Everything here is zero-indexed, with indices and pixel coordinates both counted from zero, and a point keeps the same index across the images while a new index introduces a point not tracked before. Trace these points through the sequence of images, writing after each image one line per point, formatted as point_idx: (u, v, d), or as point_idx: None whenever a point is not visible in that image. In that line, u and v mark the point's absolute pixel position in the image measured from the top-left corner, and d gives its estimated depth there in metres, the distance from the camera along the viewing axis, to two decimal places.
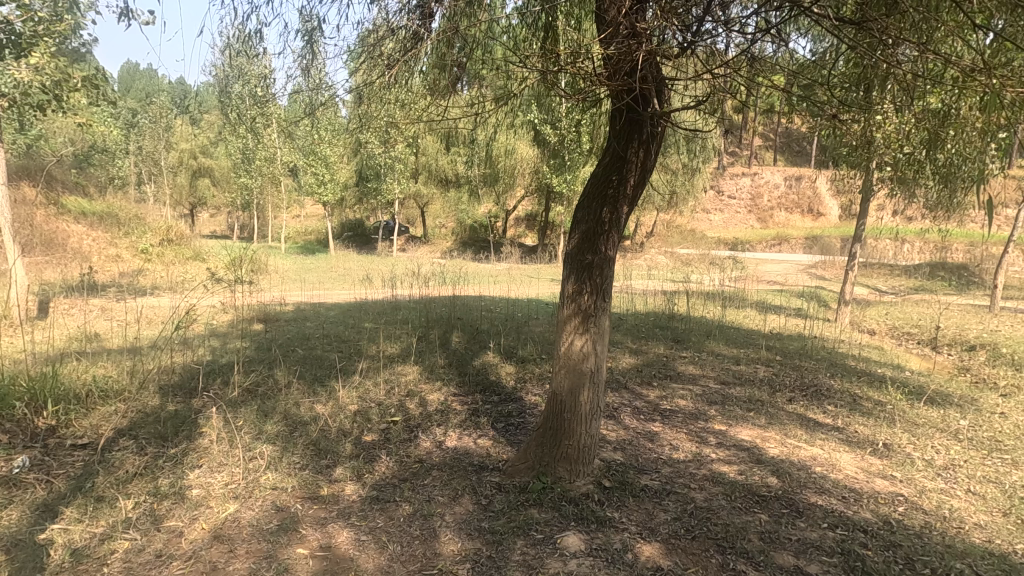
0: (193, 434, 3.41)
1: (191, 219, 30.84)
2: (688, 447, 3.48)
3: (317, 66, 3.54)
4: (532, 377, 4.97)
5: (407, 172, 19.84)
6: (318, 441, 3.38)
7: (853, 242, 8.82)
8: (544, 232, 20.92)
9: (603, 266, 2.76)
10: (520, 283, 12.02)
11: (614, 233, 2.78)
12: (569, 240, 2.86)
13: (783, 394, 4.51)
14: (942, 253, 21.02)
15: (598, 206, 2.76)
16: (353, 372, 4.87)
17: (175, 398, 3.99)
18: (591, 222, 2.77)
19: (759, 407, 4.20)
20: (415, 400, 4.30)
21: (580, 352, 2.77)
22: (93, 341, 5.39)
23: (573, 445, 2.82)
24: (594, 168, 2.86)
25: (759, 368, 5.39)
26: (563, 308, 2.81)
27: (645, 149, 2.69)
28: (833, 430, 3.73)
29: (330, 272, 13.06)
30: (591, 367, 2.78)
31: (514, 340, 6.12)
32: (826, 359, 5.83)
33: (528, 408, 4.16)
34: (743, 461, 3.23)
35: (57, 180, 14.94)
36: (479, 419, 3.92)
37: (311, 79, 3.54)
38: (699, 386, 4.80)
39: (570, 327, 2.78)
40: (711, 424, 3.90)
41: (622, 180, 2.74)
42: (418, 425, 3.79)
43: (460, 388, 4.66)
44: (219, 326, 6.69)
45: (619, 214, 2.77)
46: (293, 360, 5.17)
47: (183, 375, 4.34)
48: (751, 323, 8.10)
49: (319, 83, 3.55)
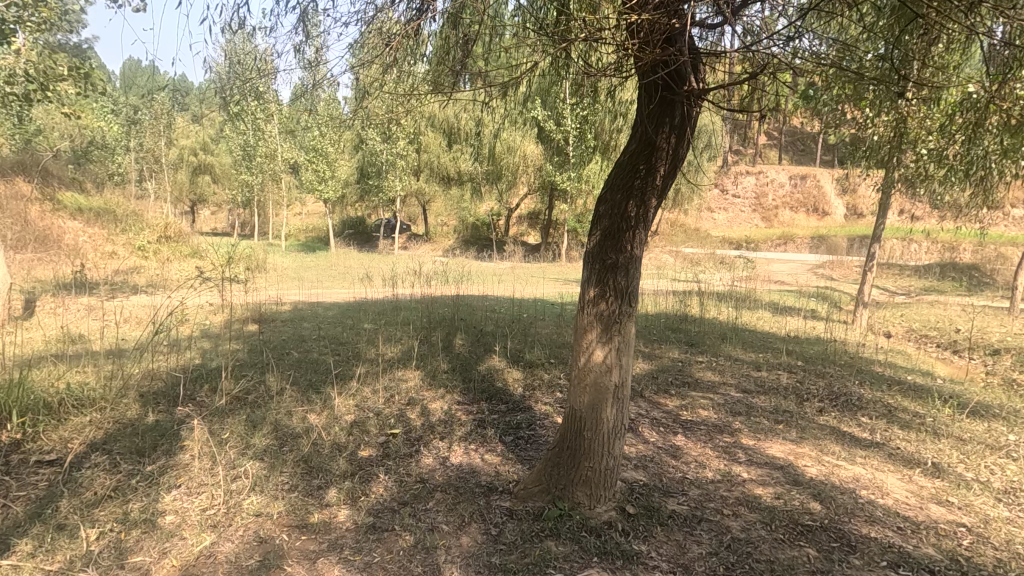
0: (174, 449, 3.11)
1: (193, 216, 30.66)
2: (716, 466, 3.17)
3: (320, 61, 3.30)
4: (541, 384, 4.66)
5: (408, 169, 19.53)
6: (310, 457, 3.08)
7: (871, 242, 8.48)
8: (547, 231, 20.61)
9: (628, 266, 2.45)
10: (524, 282, 11.71)
11: (641, 232, 2.48)
12: (590, 238, 2.56)
13: (811, 404, 4.19)
14: (951, 253, 20.66)
15: (622, 198, 2.45)
16: (350, 377, 4.57)
17: (157, 408, 3.69)
18: (617, 217, 2.45)
19: (789, 419, 3.88)
20: (416, 409, 3.99)
21: (602, 364, 2.45)
22: (76, 344, 5.10)
23: (593, 468, 2.51)
24: (618, 157, 2.54)
25: (782, 375, 5.07)
26: (584, 312, 2.50)
27: (677, 135, 2.38)
28: (873, 445, 3.42)
29: (330, 270, 12.79)
30: (615, 382, 2.46)
31: (521, 344, 5.82)
32: (851, 365, 5.52)
33: (539, 419, 3.86)
34: (778, 482, 2.92)
35: (54, 176, 14.65)
36: (485, 432, 3.61)
37: (313, 75, 3.30)
38: (720, 394, 4.49)
39: (592, 334, 2.46)
40: (738, 438, 3.59)
41: (651, 169, 2.41)
42: (420, 439, 3.48)
43: (464, 395, 4.35)
44: (212, 328, 6.39)
45: (647, 208, 2.46)
46: (288, 365, 4.88)
47: (166, 381, 4.03)
48: (767, 326, 7.79)
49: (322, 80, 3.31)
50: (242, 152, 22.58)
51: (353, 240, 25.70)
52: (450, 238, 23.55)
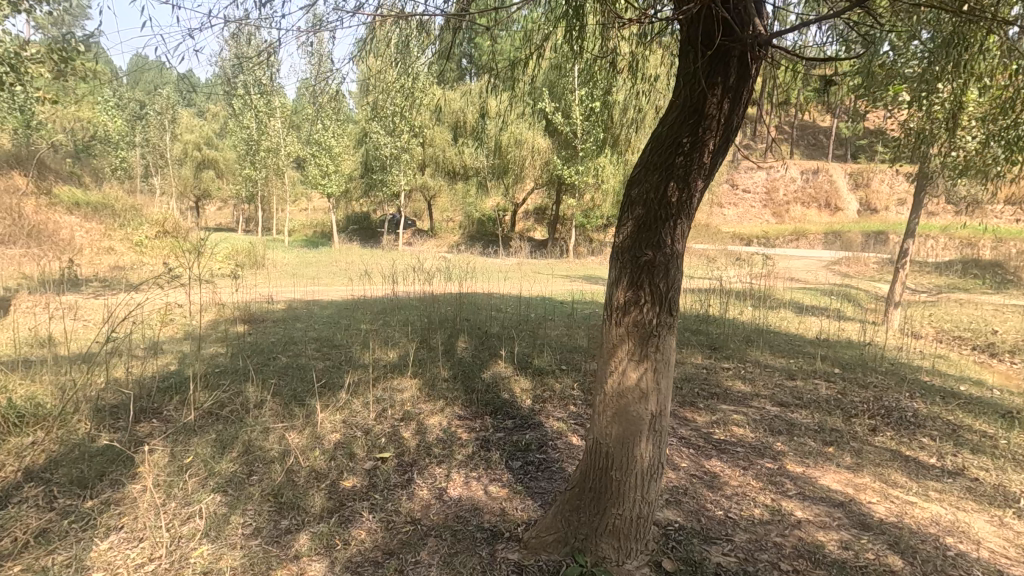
0: (123, 479, 2.67)
1: (197, 212, 30.33)
2: (763, 501, 2.67)
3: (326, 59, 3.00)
4: (552, 395, 4.16)
5: (413, 164, 19.06)
6: (282, 488, 2.62)
7: (904, 237, 7.90)
8: (554, 227, 20.08)
9: (669, 265, 1.95)
10: (531, 280, 11.21)
11: (684, 222, 1.99)
12: (620, 229, 2.06)
13: (860, 420, 3.67)
14: (970, 249, 19.97)
15: (661, 178, 1.96)
16: (339, 387, 4.10)
17: (114, 425, 3.24)
18: (653, 204, 1.96)
19: (840, 440, 3.37)
20: (411, 426, 3.51)
21: (635, 388, 1.95)
22: (45, 348, 4.67)
23: (622, 516, 2.02)
24: (654, 128, 2.05)
25: (820, 384, 4.55)
26: (613, 322, 2.00)
27: (731, 100, 1.89)
28: (946, 476, 2.92)
29: (330, 266, 12.35)
30: (652, 411, 1.96)
31: (529, 348, 5.32)
32: (893, 372, 4.99)
33: (551, 438, 3.37)
34: (843, 526, 2.43)
35: (53, 169, 14.15)
36: (489, 455, 3.13)
37: (317, 72, 3.00)
38: (754, 408, 3.97)
39: (623, 348, 1.96)
40: (782, 464, 3.08)
41: (698, 142, 1.92)
42: (413, 464, 3.01)
43: (466, 409, 3.86)
44: (197, 329, 5.95)
45: (691, 193, 1.98)
46: (272, 372, 4.43)
47: (129, 393, 3.59)
48: (792, 327, 7.26)
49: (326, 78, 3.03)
50: (245, 146, 22.15)
51: (358, 236, 25.29)
52: (455, 233, 23.07)
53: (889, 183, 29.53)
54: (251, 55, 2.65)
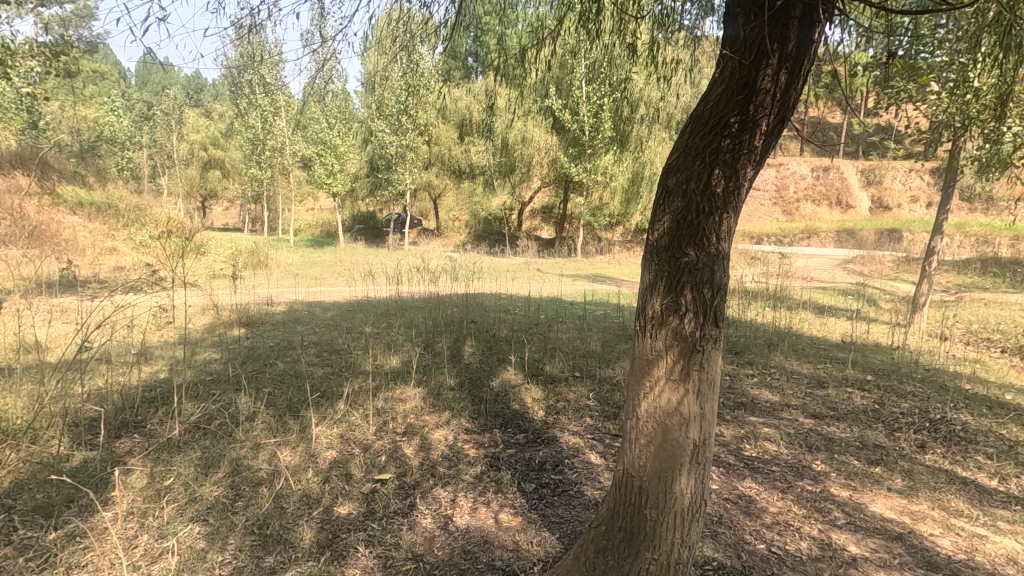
0: (93, 506, 2.41)
1: (202, 212, 30.18)
2: (811, 531, 2.38)
3: (331, 55, 2.79)
4: (566, 406, 3.86)
5: (419, 162, 18.75)
6: (269, 518, 2.35)
7: (932, 233, 7.52)
8: (561, 226, 19.73)
9: (714, 267, 1.66)
10: (538, 279, 10.89)
11: (731, 217, 1.70)
12: (654, 226, 1.77)
13: (905, 435, 3.35)
14: (985, 248, 19.48)
15: (703, 166, 1.67)
16: (338, 396, 3.83)
17: (91, 442, 2.98)
18: (695, 196, 1.67)
19: (888, 458, 3.06)
20: (414, 442, 3.22)
21: (675, 411, 1.65)
22: (32, 353, 4.42)
23: (657, 562, 1.72)
24: (694, 107, 1.76)
25: (854, 393, 4.22)
26: (648, 335, 1.70)
27: (789, 73, 1.59)
28: (1012, 502, 2.61)
29: (334, 267, 12.07)
30: (694, 439, 1.66)
31: (539, 353, 5.02)
32: (929, 380, 4.65)
33: (566, 456, 3.07)
34: (906, 566, 2.13)
35: (56, 168, 13.87)
36: (499, 475, 2.85)
37: (322, 68, 2.80)
38: (787, 421, 3.66)
39: (661, 366, 1.67)
40: (825, 487, 2.77)
41: (748, 123, 1.62)
42: (416, 487, 2.73)
43: (474, 422, 3.57)
44: (194, 334, 5.69)
45: (739, 184, 1.68)
46: (268, 380, 4.17)
47: (112, 405, 3.34)
48: (814, 329, 6.91)
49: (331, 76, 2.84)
50: (250, 145, 21.93)
51: (363, 235, 25.06)
52: (461, 232, 22.79)
53: (901, 181, 28.89)
54: (249, 48, 2.44)
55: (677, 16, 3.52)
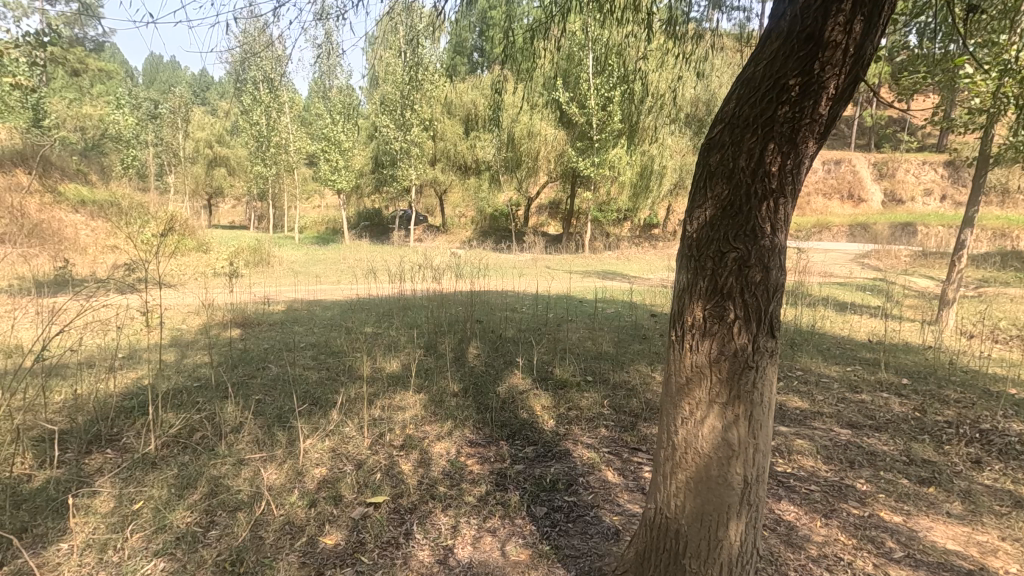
0: (47, 537, 2.15)
1: (208, 211, 30.01)
2: (864, 567, 2.06)
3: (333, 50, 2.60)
4: (578, 415, 3.55)
5: (424, 158, 18.44)
6: (243, 551, 2.08)
7: (961, 226, 7.13)
8: (568, 221, 19.36)
9: (768, 265, 1.34)
10: (546, 276, 10.56)
11: (788, 203, 1.39)
12: (694, 214, 1.46)
13: (956, 449, 3.02)
14: (1002, 241, 18.96)
15: (754, 140, 1.36)
16: (333, 404, 3.55)
17: (59, 459, 2.73)
18: (746, 176, 1.36)
19: (942, 477, 2.72)
20: (412, 458, 2.93)
21: (721, 441, 1.35)
22: (12, 358, 4.16)
23: None
24: (743, 70, 1.45)
25: (891, 399, 3.89)
26: (687, 349, 1.39)
27: (865, 21, 1.27)
28: None
29: (338, 264, 11.83)
30: (744, 475, 1.36)
31: (549, 355, 4.71)
32: (970, 384, 4.30)
33: (581, 474, 2.76)
34: None
35: (58, 165, 13.59)
36: (506, 497, 2.55)
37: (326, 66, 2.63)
38: (821, 431, 3.33)
39: (703, 387, 1.36)
40: (873, 511, 2.45)
41: (812, 87, 1.31)
42: (413, 510, 2.44)
43: (478, 433, 3.28)
44: (187, 336, 5.41)
45: (798, 162, 1.38)
46: (258, 386, 3.89)
47: (87, 417, 3.09)
48: (836, 328, 6.56)
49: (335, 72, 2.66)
50: (256, 142, 21.66)
51: (368, 232, 24.82)
52: (467, 229, 22.46)
53: (914, 173, 28.20)
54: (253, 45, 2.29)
55: (685, 8, 3.27)
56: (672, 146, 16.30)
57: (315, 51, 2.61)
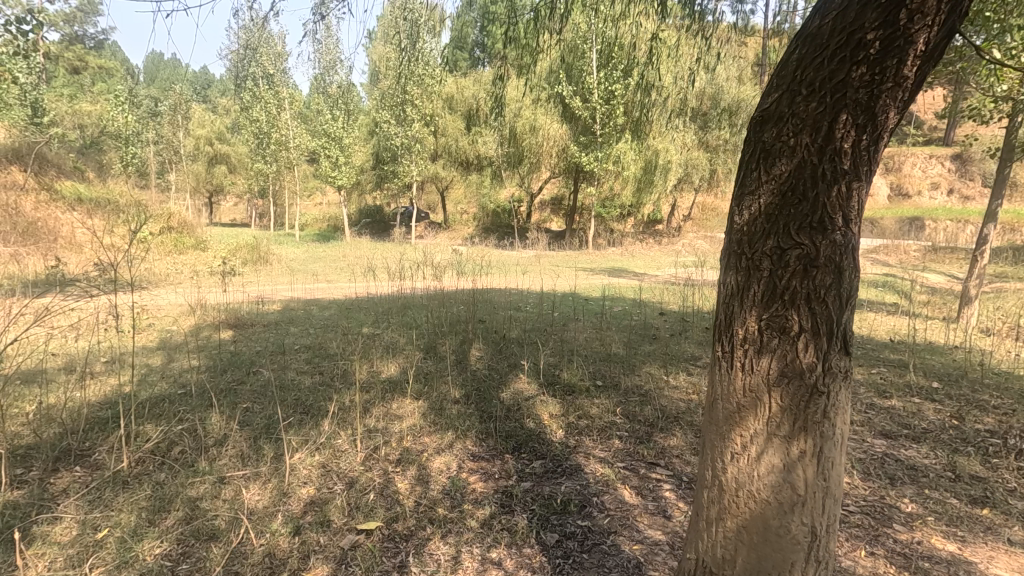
0: None
1: (209, 209, 29.74)
2: None
3: (330, 45, 2.37)
4: (589, 424, 3.29)
5: (425, 154, 18.16)
6: None
7: (984, 220, 6.81)
8: (571, 217, 19.05)
9: (843, 266, 1.10)
10: (550, 273, 10.29)
11: (863, 186, 1.14)
12: (744, 202, 1.21)
13: (1005, 464, 2.76)
14: (1012, 235, 18.58)
15: (821, 112, 1.10)
16: (326, 414, 3.30)
17: (22, 480, 2.49)
18: (813, 152, 1.10)
19: (996, 498, 2.45)
20: (408, 475, 2.68)
21: (784, 480, 1.12)
22: None
23: None
24: (808, 29, 1.18)
25: (926, 406, 3.61)
26: (739, 369, 1.16)
27: None
28: None
29: (336, 262, 11.56)
30: (812, 521, 1.13)
31: (555, 358, 4.45)
32: (1005, 387, 4.03)
33: (595, 494, 2.51)
34: None
35: (54, 162, 13.26)
36: (513, 521, 2.29)
37: (322, 60, 2.41)
38: (854, 442, 3.06)
39: (762, 416, 1.13)
40: (923, 537, 2.19)
41: (897, 45, 1.04)
42: (409, 537, 2.20)
43: (481, 445, 3.03)
44: (176, 338, 5.16)
45: (876, 137, 1.12)
46: (247, 393, 3.63)
47: (58, 431, 2.85)
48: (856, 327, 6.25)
49: (332, 65, 2.43)
50: (255, 138, 21.37)
51: (369, 229, 24.55)
52: (469, 225, 22.22)
53: (921, 167, 27.71)
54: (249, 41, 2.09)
55: None
56: (678, 141, 15.98)
57: (314, 44, 2.36)
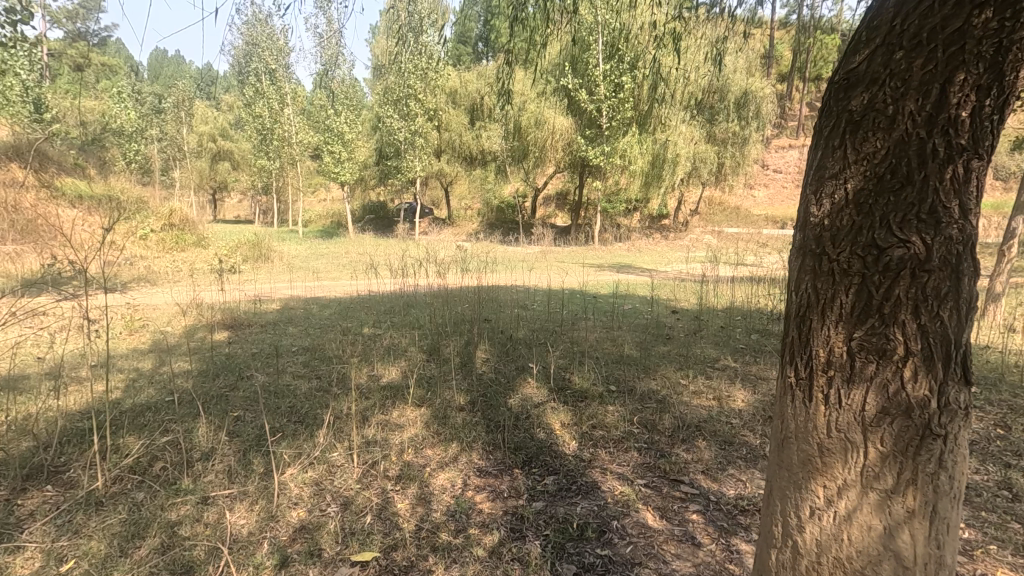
0: None
1: (212, 207, 29.52)
2: None
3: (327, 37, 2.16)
4: (604, 434, 3.05)
5: (429, 148, 17.86)
6: None
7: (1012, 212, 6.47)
8: (576, 213, 18.72)
9: (959, 292, 1.11)
10: (557, 270, 10.03)
11: (981, 163, 1.11)
12: (822, 191, 1.21)
13: None
14: None
15: (935, 80, 1.04)
16: (321, 424, 3.07)
17: None
18: (920, 124, 1.06)
19: None
20: (409, 494, 2.45)
21: (896, 517, 1.16)
22: None
23: None
24: None
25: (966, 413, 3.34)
26: (835, 405, 1.20)
27: None
28: None
29: (337, 260, 11.28)
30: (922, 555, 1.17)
31: (566, 360, 4.22)
32: None
33: (614, 518, 2.26)
34: None
35: (55, 159, 13.00)
36: (522, 551, 2.05)
37: (323, 53, 2.19)
38: None
39: (868, 452, 1.17)
40: (987, 570, 1.93)
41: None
42: (408, 568, 1.97)
43: (488, 459, 2.79)
44: (170, 340, 4.95)
45: (1002, 100, 1.07)
46: (238, 400, 3.40)
47: (29, 445, 2.63)
48: None
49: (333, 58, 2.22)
50: (258, 134, 21.09)
51: (372, 225, 24.27)
52: (474, 221, 21.91)
53: None
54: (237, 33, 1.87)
55: None
56: (685, 134, 15.61)
57: (314, 38, 2.14)
